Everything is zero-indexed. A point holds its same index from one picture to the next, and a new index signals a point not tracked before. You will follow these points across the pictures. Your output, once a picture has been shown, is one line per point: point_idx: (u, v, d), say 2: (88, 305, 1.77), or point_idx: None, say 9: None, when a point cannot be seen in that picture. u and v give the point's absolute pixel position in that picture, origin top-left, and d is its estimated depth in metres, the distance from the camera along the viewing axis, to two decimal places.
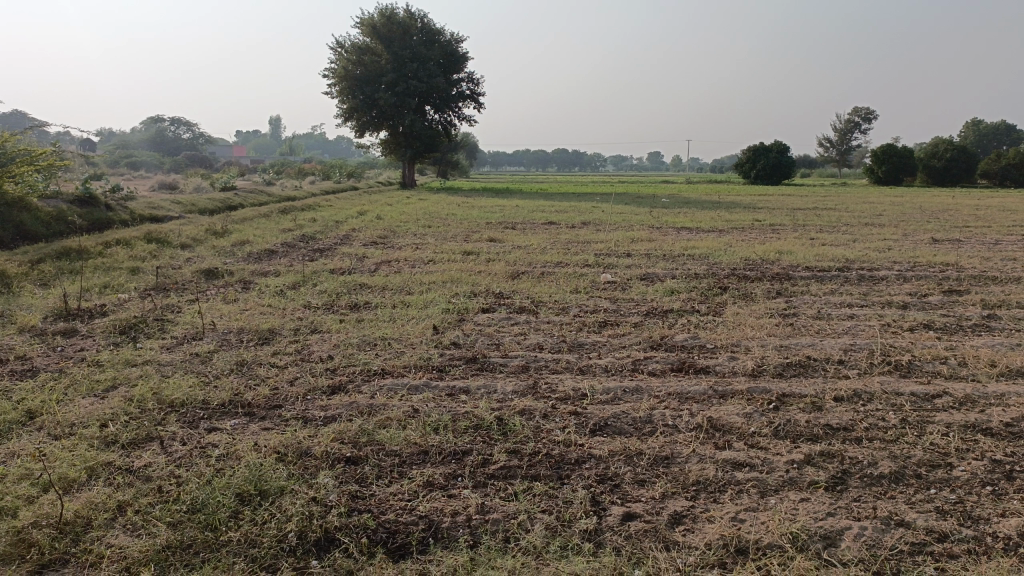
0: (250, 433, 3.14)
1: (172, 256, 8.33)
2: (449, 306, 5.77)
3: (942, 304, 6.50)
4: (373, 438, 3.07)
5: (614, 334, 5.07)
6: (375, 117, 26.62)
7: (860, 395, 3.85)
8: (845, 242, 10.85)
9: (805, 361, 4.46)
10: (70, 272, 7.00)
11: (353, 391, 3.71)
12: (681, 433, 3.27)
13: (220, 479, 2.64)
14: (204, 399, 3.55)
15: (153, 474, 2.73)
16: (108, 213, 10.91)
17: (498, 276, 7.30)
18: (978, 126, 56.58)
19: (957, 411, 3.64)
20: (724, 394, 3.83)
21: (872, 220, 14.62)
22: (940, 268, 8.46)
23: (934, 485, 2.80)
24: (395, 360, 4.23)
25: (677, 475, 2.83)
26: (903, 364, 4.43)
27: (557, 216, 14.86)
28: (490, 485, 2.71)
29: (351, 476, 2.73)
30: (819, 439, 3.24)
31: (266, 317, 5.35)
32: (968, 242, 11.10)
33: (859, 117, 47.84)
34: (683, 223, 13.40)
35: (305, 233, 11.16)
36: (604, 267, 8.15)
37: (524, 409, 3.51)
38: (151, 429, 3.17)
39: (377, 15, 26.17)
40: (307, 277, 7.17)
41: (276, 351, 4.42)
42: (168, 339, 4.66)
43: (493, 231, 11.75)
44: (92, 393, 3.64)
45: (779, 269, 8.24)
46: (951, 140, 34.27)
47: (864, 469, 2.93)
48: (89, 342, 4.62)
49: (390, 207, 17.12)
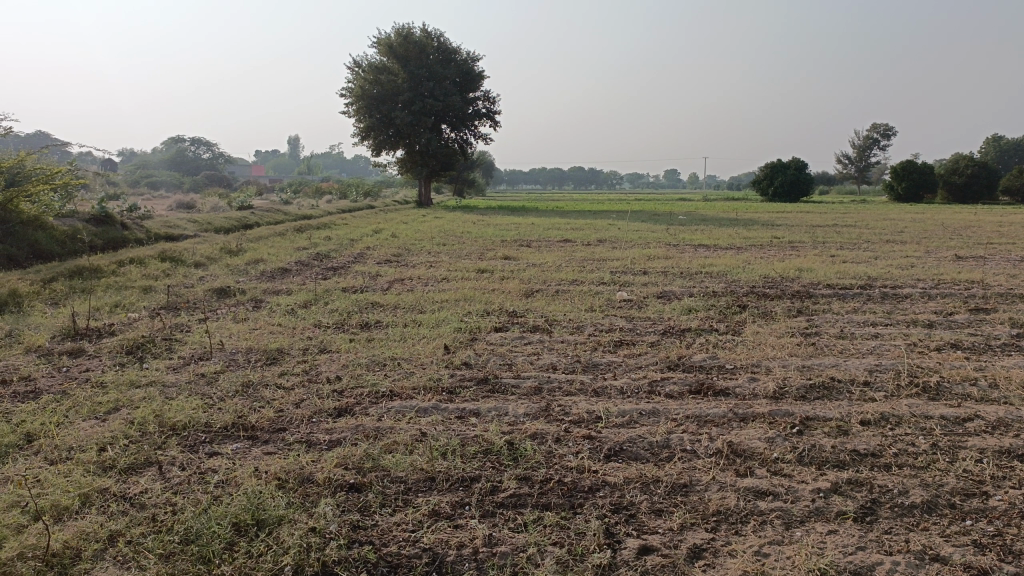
0: (252, 458, 3.04)
1: (186, 275, 8.29)
2: (461, 325, 5.67)
3: (969, 323, 6.31)
4: (378, 463, 2.96)
5: (631, 354, 4.93)
6: (392, 136, 26.72)
7: (888, 418, 3.69)
8: (866, 259, 10.67)
9: (829, 383, 4.30)
10: (81, 291, 6.97)
11: (360, 414, 3.60)
12: (700, 459, 3.13)
13: (216, 508, 2.53)
14: (207, 422, 3.45)
15: (148, 501, 2.62)
16: (123, 232, 10.93)
17: (513, 294, 7.20)
18: (999, 142, 56.04)
19: (990, 436, 3.47)
20: (745, 417, 3.69)
21: (893, 237, 14.40)
22: (965, 286, 8.26)
23: (969, 516, 2.64)
24: (405, 381, 4.12)
25: (696, 505, 2.69)
26: (931, 386, 4.26)
27: (573, 234, 14.75)
28: (499, 515, 2.57)
29: (353, 504, 2.61)
30: (845, 466, 3.09)
31: (276, 336, 5.26)
32: (993, 259, 10.88)
33: (878, 134, 47.57)
34: (699, 240, 13.26)
35: (319, 252, 11.11)
36: (620, 285, 8.03)
37: (536, 432, 3.38)
38: (150, 453, 3.07)
39: (394, 35, 26.36)
40: (319, 296, 7.09)
41: (283, 372, 4.32)
42: (175, 360, 4.58)
43: (508, 249, 11.66)
44: (93, 415, 3.55)
45: (799, 286, 8.08)
46: (973, 156, 33.87)
47: (894, 498, 2.77)
48: (95, 362, 4.54)
49: (406, 225, 17.13)
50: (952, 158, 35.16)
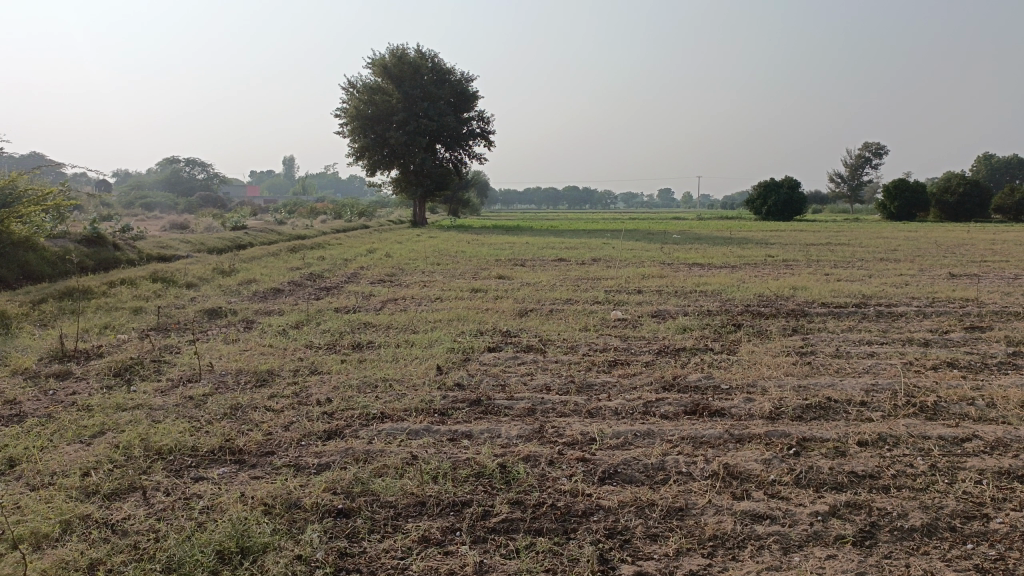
0: (239, 483, 2.97)
1: (177, 295, 8.24)
2: (454, 345, 5.61)
3: (965, 341, 6.28)
4: (368, 488, 2.89)
5: (625, 374, 4.88)
6: (387, 156, 26.76)
7: (885, 439, 3.64)
8: (861, 278, 10.67)
9: (825, 403, 4.25)
10: (71, 312, 6.90)
11: (350, 436, 3.54)
12: (696, 481, 3.07)
13: (200, 535, 2.46)
14: (194, 446, 3.38)
15: (130, 528, 2.55)
16: (115, 253, 10.87)
17: (507, 313, 7.16)
18: (991, 161, 56.43)
19: (989, 456, 3.42)
20: (741, 438, 3.64)
21: (887, 255, 14.42)
22: (960, 304, 8.25)
23: (971, 540, 2.59)
24: (396, 403, 4.06)
25: (692, 529, 2.63)
26: (928, 406, 4.22)
27: (568, 252, 14.74)
28: (490, 541, 2.52)
29: (341, 531, 2.55)
30: (843, 488, 3.04)
31: (267, 357, 5.20)
32: (987, 277, 10.89)
33: (870, 154, 47.87)
34: (694, 259, 13.25)
35: (313, 272, 11.07)
36: (614, 304, 7.99)
37: (529, 455, 3.32)
38: (135, 478, 3.01)
39: (389, 56, 26.51)
40: (311, 316, 7.04)
41: (273, 394, 4.26)
42: (163, 382, 4.52)
43: (502, 268, 11.63)
44: (77, 439, 3.48)
45: (794, 305, 8.06)
46: (964, 175, 34.08)
47: (894, 522, 2.72)
48: (82, 385, 4.48)
49: (400, 245, 17.10)
50: (944, 177, 35.35)
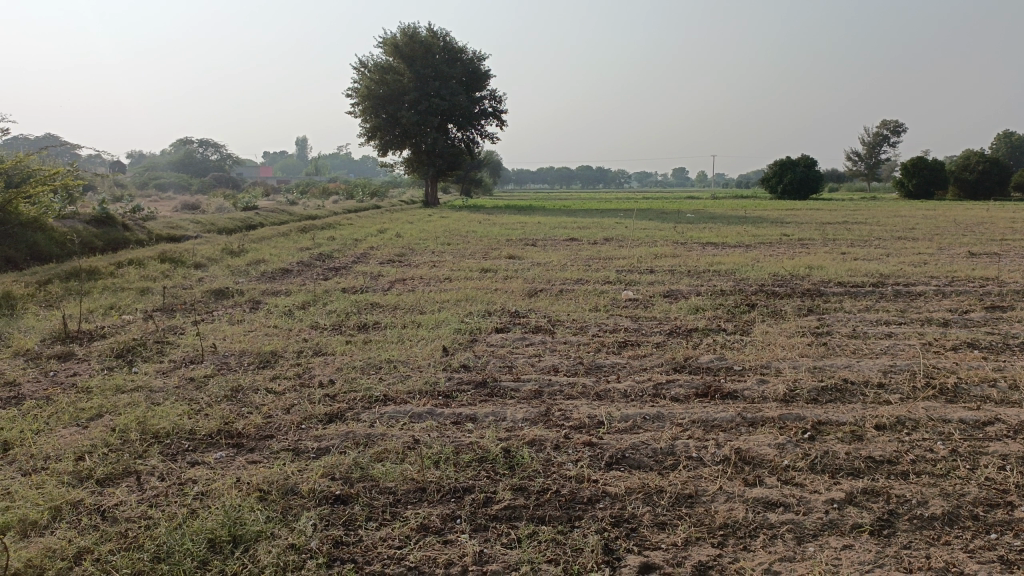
0: (235, 468, 2.90)
1: (185, 275, 8.18)
2: (461, 326, 5.51)
3: (986, 321, 6.12)
4: (367, 473, 2.81)
5: (635, 356, 4.77)
6: (398, 136, 26.59)
7: (904, 422, 3.52)
8: (878, 257, 10.49)
9: (841, 385, 4.13)
10: (77, 292, 6.85)
11: (351, 420, 3.45)
12: (706, 467, 2.97)
13: (191, 522, 2.39)
14: (191, 429, 3.31)
15: (122, 515, 2.48)
16: (124, 233, 10.82)
17: (516, 294, 7.06)
18: (1010, 138, 55.73)
19: (1012, 441, 3.29)
20: (753, 421, 3.52)
21: (905, 234, 14.18)
22: (980, 283, 8.07)
23: (994, 529, 2.48)
24: (399, 385, 3.97)
25: (702, 517, 2.53)
26: (948, 388, 4.09)
27: (579, 232, 14.60)
28: (491, 529, 2.43)
29: (338, 518, 2.47)
30: (861, 474, 2.93)
31: (271, 338, 5.12)
32: (1007, 255, 10.67)
33: (888, 131, 47.31)
34: (708, 238, 13.05)
35: (322, 252, 10.98)
36: (625, 284, 7.86)
37: (535, 439, 3.22)
38: (130, 463, 2.93)
39: (400, 35, 26.27)
40: (318, 296, 6.96)
41: (276, 376, 4.19)
42: (165, 363, 4.45)
43: (513, 248, 11.50)
44: (74, 422, 3.41)
45: (810, 284, 7.89)
46: (984, 152, 33.54)
47: (913, 510, 2.60)
48: (83, 366, 4.41)
49: (410, 225, 16.99)
50: (964, 154, 34.81)
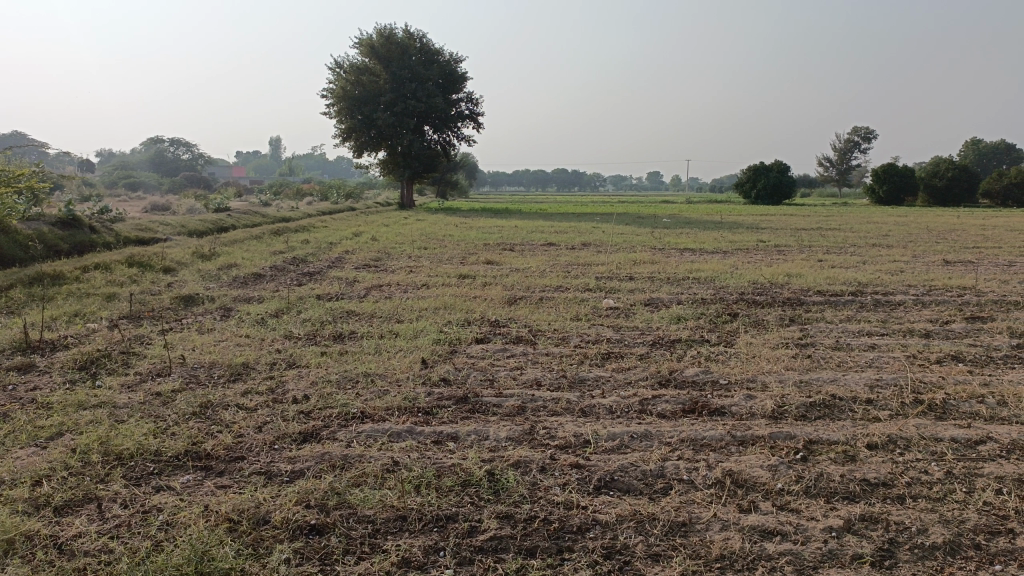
0: (204, 493, 2.74)
1: (154, 281, 7.94)
2: (440, 336, 5.37)
3: (967, 332, 6.10)
4: (344, 500, 2.66)
5: (619, 368, 4.65)
6: (374, 137, 26.32)
7: (896, 441, 3.44)
8: (854, 264, 10.51)
9: (829, 401, 4.05)
10: (40, 298, 6.61)
11: (327, 439, 3.30)
12: (699, 491, 2.86)
13: (155, 559, 2.23)
14: (157, 450, 3.13)
15: (80, 548, 2.32)
16: (91, 236, 10.53)
17: (495, 301, 6.93)
18: (978, 146, 56.89)
19: (1006, 461, 3.22)
20: (744, 440, 3.42)
21: (879, 241, 14.27)
22: (958, 292, 8.08)
23: (998, 560, 2.39)
24: (377, 401, 3.81)
25: (697, 548, 2.42)
26: (937, 404, 4.02)
27: (557, 236, 14.53)
28: (477, 563, 2.30)
29: (314, 552, 2.33)
30: (857, 498, 2.84)
31: (242, 349, 4.93)
32: (980, 263, 10.76)
33: (859, 136, 47.97)
34: (685, 244, 13.01)
35: (296, 256, 10.76)
36: (606, 292, 7.76)
37: (520, 460, 3.09)
38: (91, 488, 2.76)
39: (376, 35, 26.00)
40: (292, 303, 6.78)
41: (247, 390, 4.01)
42: (130, 377, 4.25)
43: (490, 253, 11.36)
44: (32, 442, 3.22)
45: (790, 293, 7.85)
46: (953, 160, 34.08)
47: (913, 538, 2.51)
48: (44, 379, 4.20)
49: (385, 227, 16.80)
50: (933, 161, 35.32)
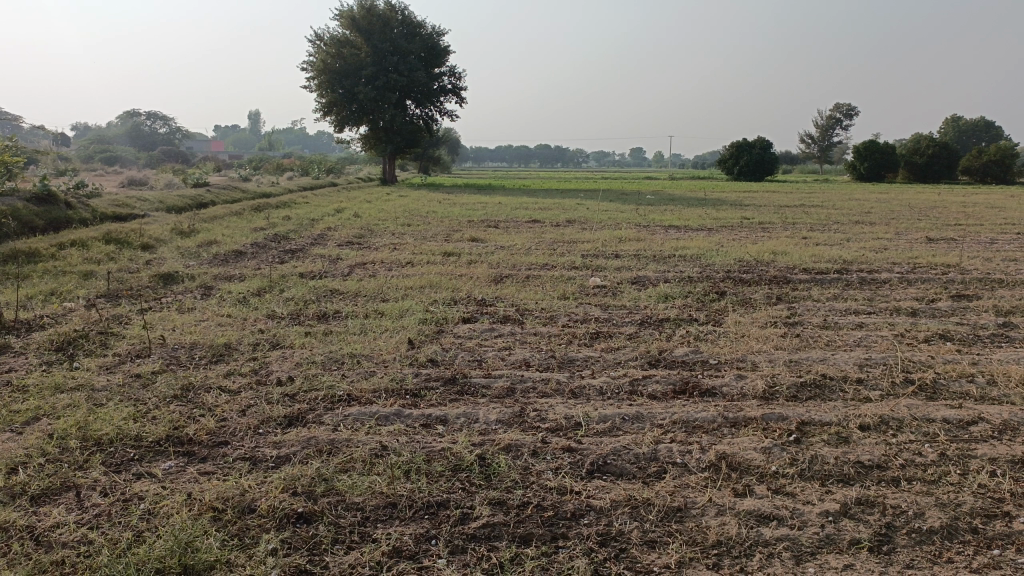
0: (187, 480, 2.66)
1: (132, 258, 7.77)
2: (426, 315, 5.29)
3: (953, 310, 6.10)
4: (332, 486, 2.60)
5: (608, 348, 4.60)
6: (355, 112, 25.99)
7: (888, 422, 3.42)
8: (838, 241, 10.51)
9: (820, 380, 4.03)
10: (15, 276, 6.45)
11: (312, 423, 3.22)
12: (693, 475, 2.82)
13: (138, 550, 2.17)
14: (138, 435, 3.05)
15: (58, 540, 2.24)
16: (67, 212, 10.31)
17: (481, 280, 6.85)
18: (958, 122, 57.17)
19: (999, 443, 3.20)
20: (736, 422, 3.39)
21: (862, 218, 14.31)
22: (942, 270, 8.08)
23: (996, 544, 2.37)
24: (363, 383, 3.74)
25: (693, 534, 2.38)
26: (927, 384, 4.01)
27: (541, 213, 14.42)
28: (470, 552, 2.24)
29: (302, 542, 2.27)
30: (851, 481, 2.81)
31: (224, 329, 4.84)
32: (963, 241, 10.79)
33: (842, 113, 48.09)
34: (669, 221, 12.96)
35: (277, 233, 10.60)
36: (592, 270, 7.70)
37: (510, 444, 3.03)
38: (69, 476, 2.67)
39: (357, 7, 25.57)
40: (274, 281, 6.66)
41: (230, 372, 3.93)
42: (109, 358, 4.15)
43: (475, 230, 11.26)
44: (7, 428, 3.12)
45: (776, 271, 7.82)
46: (934, 137, 34.21)
47: (910, 522, 2.49)
48: (19, 361, 4.09)
49: (368, 203, 16.62)
50: (914, 138, 35.43)
